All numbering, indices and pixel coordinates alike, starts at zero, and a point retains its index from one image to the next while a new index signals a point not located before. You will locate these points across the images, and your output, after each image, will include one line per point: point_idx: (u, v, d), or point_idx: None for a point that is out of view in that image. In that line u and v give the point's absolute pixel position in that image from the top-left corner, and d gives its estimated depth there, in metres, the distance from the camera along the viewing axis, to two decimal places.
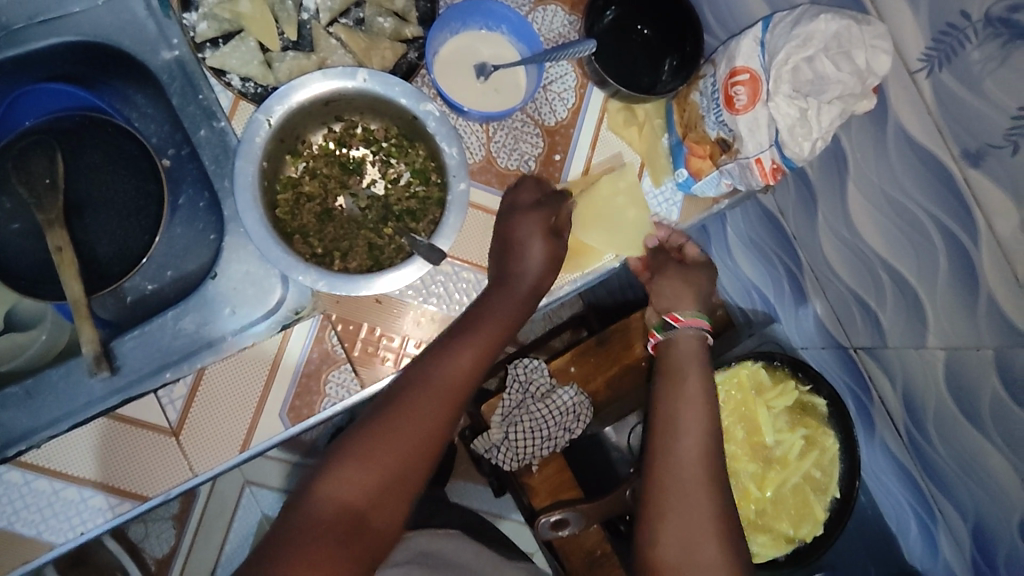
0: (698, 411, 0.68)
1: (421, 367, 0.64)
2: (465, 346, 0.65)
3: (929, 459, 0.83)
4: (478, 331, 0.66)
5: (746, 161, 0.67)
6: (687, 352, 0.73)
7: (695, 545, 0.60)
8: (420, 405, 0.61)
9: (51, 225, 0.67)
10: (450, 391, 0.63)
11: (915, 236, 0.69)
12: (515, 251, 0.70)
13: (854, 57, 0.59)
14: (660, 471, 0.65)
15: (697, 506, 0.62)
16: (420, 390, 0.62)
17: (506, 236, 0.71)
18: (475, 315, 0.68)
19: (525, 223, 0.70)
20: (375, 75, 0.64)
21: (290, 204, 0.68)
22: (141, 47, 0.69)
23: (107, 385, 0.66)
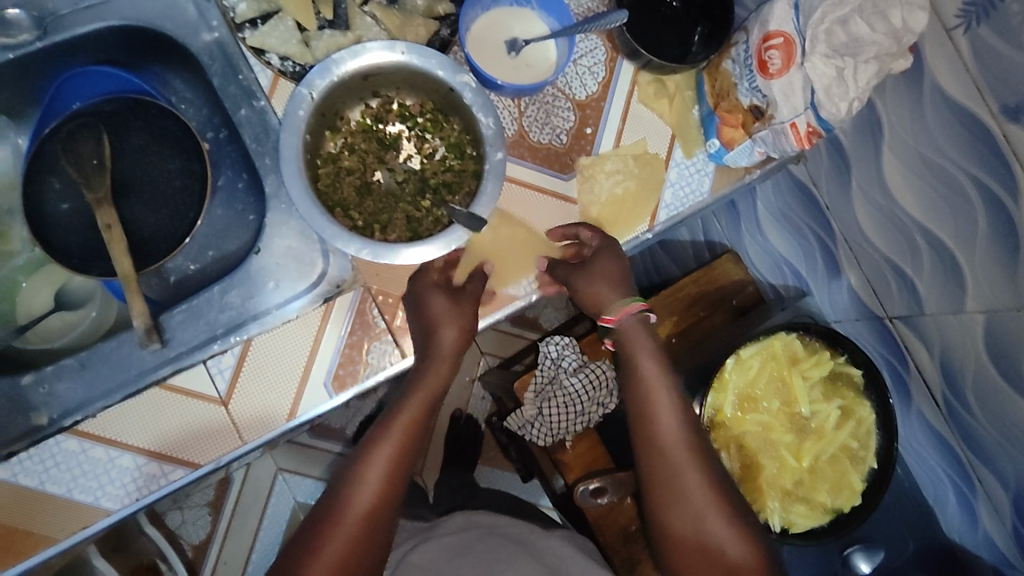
0: (673, 420, 0.72)
1: (336, 493, 0.67)
2: (374, 460, 0.67)
3: (967, 427, 0.82)
4: (387, 440, 0.68)
5: (781, 127, 0.67)
6: (639, 356, 0.73)
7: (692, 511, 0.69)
8: (330, 539, 0.64)
9: (99, 204, 0.69)
10: (363, 511, 0.66)
11: (953, 196, 0.69)
12: (432, 324, 0.68)
13: (890, 17, 0.60)
14: (662, 491, 0.71)
15: (707, 523, 0.69)
16: (329, 525, 0.65)
17: (416, 305, 0.69)
18: (386, 421, 0.69)
19: (436, 299, 0.69)
20: (413, 48, 0.65)
21: (330, 178, 0.70)
22: (183, 30, 0.72)
23: (158, 356, 0.68)
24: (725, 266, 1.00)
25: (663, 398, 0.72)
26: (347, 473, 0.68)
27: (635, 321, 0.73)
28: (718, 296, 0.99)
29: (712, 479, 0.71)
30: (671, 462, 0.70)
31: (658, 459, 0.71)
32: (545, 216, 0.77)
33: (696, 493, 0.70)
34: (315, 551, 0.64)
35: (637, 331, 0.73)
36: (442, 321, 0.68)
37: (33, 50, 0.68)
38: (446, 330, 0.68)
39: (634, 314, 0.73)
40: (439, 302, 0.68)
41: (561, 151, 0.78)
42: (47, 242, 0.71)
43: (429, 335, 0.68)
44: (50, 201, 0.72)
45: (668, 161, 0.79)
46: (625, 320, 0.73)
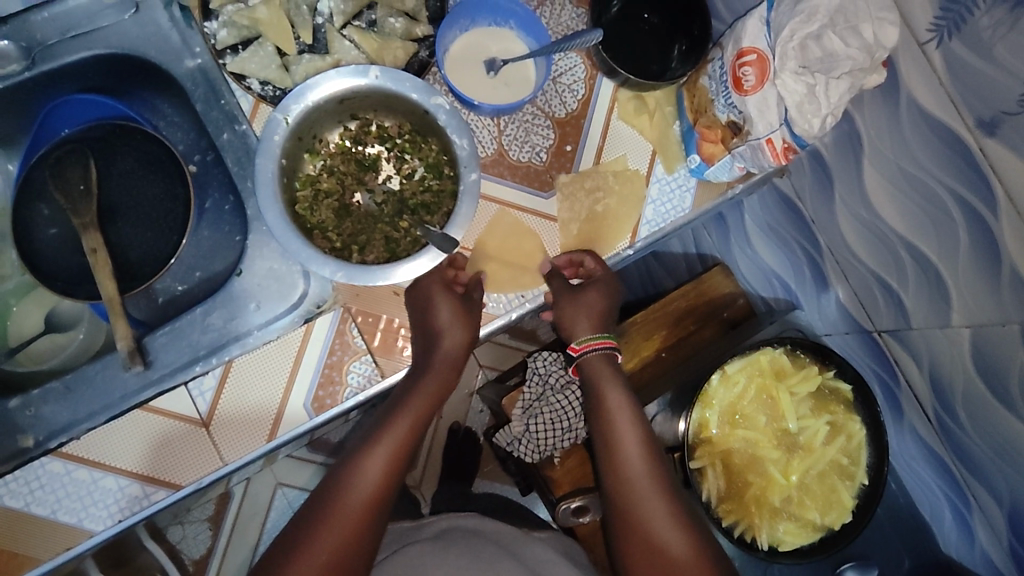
0: (634, 439, 0.74)
1: (337, 477, 0.68)
2: (378, 451, 0.68)
3: (960, 442, 0.81)
4: (389, 431, 0.69)
5: (757, 142, 0.67)
6: (600, 379, 0.76)
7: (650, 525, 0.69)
8: (332, 522, 0.64)
9: (85, 229, 0.71)
10: (357, 509, 0.65)
11: (933, 211, 0.68)
12: (433, 329, 0.70)
13: (862, 31, 0.59)
14: (619, 508, 0.71)
15: (665, 536, 0.69)
16: (326, 518, 0.64)
17: (421, 309, 0.71)
18: (391, 411, 0.70)
19: (443, 305, 0.70)
20: (387, 72, 0.66)
21: (308, 201, 0.71)
22: (166, 57, 0.74)
23: (141, 378, 0.69)
24: (714, 279, 0.99)
25: (621, 418, 0.74)
26: (349, 459, 0.69)
27: (593, 355, 0.77)
28: (709, 309, 0.98)
29: (671, 496, 0.71)
30: (628, 476, 0.72)
31: (617, 477, 0.72)
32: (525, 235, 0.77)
33: (653, 510, 0.70)
34: (301, 549, 0.62)
35: (595, 363, 0.77)
36: (446, 326, 0.70)
37: (21, 80, 0.71)
38: (448, 336, 0.70)
39: (602, 349, 0.77)
40: (446, 308, 0.70)
41: (541, 169, 0.78)
42: (36, 267, 0.72)
43: (432, 341, 0.71)
44: (39, 227, 0.74)
45: (648, 177, 0.80)
46: (588, 353, 0.78)
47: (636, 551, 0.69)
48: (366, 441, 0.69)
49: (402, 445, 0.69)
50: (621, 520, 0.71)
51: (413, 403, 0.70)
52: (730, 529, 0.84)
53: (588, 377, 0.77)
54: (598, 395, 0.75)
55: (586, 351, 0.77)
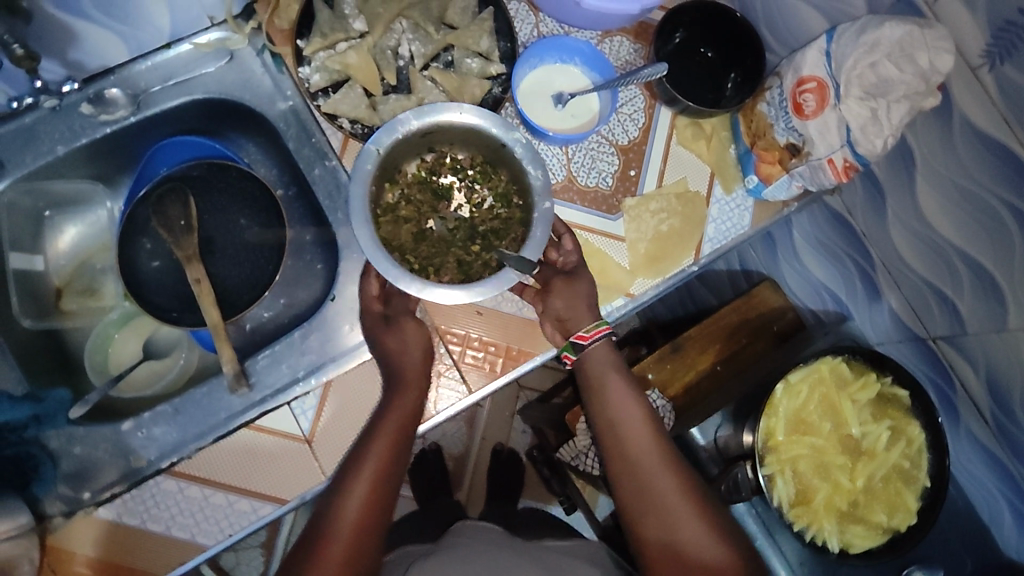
0: (641, 426, 0.73)
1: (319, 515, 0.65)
2: (354, 482, 0.66)
3: (1020, 442, 0.84)
4: (364, 464, 0.66)
5: (818, 162, 0.72)
6: (606, 381, 0.75)
7: (670, 520, 0.69)
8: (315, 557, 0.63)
9: (189, 260, 0.76)
10: (345, 539, 0.64)
11: (988, 220, 0.72)
12: (394, 355, 0.70)
13: (917, 59, 0.64)
14: (635, 502, 0.71)
15: (688, 526, 0.69)
16: (317, 550, 0.63)
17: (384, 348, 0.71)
18: (358, 453, 0.67)
19: (409, 329, 0.72)
20: (473, 110, 0.70)
21: (390, 226, 0.75)
22: (259, 100, 0.80)
23: (245, 400, 0.73)
24: (764, 293, 1.05)
25: (632, 427, 0.73)
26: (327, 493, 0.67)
27: (599, 345, 0.75)
28: (760, 322, 1.04)
29: (687, 484, 0.71)
30: (641, 466, 0.71)
31: (641, 492, 0.70)
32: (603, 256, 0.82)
33: (687, 527, 0.69)
34: None
35: (600, 355, 0.75)
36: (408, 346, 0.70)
37: (127, 124, 0.76)
38: (412, 354, 0.70)
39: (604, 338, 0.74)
40: (412, 345, 0.71)
41: (608, 193, 0.83)
42: (141, 297, 0.77)
43: (394, 372, 0.70)
44: (142, 260, 0.79)
45: (708, 198, 0.84)
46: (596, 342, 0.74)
47: (666, 552, 0.69)
48: (340, 474, 0.67)
49: (380, 475, 0.67)
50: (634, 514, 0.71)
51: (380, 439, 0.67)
52: (800, 533, 0.87)
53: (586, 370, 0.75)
54: (607, 403, 0.74)
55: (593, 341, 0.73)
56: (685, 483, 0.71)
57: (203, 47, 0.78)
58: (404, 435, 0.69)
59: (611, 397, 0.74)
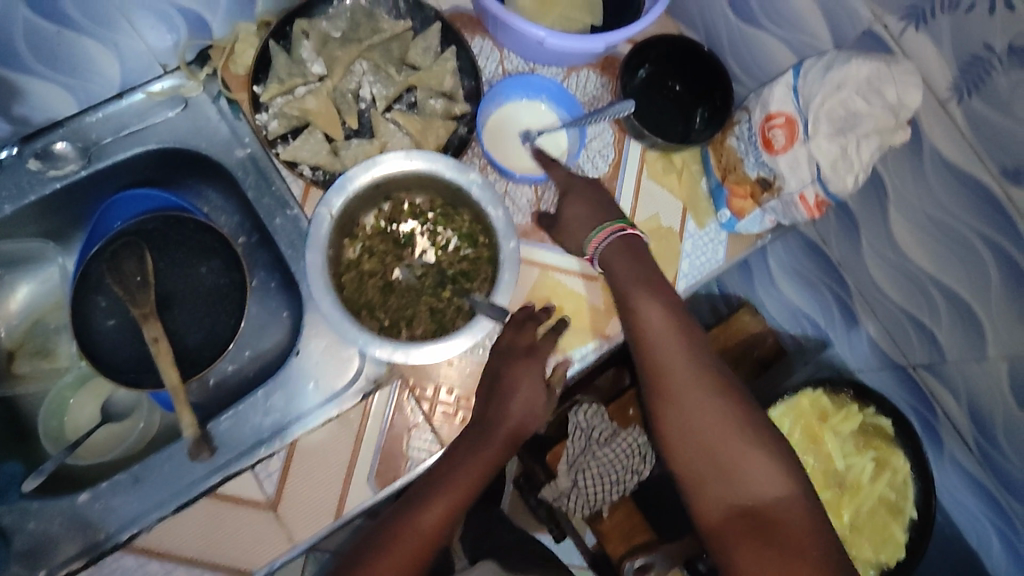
0: (659, 317, 0.71)
1: (391, 520, 0.65)
2: (433, 502, 0.65)
3: (1005, 470, 0.82)
4: (451, 477, 0.66)
5: (790, 198, 0.71)
6: (630, 281, 0.72)
7: (728, 463, 0.67)
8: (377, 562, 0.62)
9: (145, 318, 0.73)
10: (413, 548, 0.63)
11: (963, 252, 0.71)
12: (501, 403, 0.69)
13: (885, 93, 0.62)
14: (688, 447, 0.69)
15: (749, 470, 0.66)
16: (388, 542, 0.64)
17: (495, 378, 0.71)
18: (452, 463, 0.67)
19: (522, 387, 0.70)
20: (421, 155, 0.69)
21: (354, 283, 0.71)
22: (216, 148, 0.77)
23: (208, 466, 0.69)
24: (742, 320, 1.04)
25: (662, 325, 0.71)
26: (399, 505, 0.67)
27: (615, 241, 0.74)
28: (741, 349, 1.02)
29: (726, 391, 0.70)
30: (691, 409, 0.68)
31: (698, 441, 0.68)
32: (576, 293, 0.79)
33: (711, 421, 0.68)
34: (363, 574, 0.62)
35: (620, 257, 0.73)
36: (518, 401, 0.69)
37: (77, 178, 0.73)
38: (515, 407, 0.69)
39: (616, 237, 0.74)
40: (523, 387, 0.70)
41: None
42: (95, 360, 0.73)
43: (493, 415, 0.69)
44: (97, 318, 0.75)
45: (681, 233, 0.83)
46: (604, 248, 0.74)
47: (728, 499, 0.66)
48: (420, 492, 0.66)
49: (454, 504, 0.65)
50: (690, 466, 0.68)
51: (480, 457, 0.67)
52: None
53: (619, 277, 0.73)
54: (650, 341, 0.71)
55: (600, 248, 0.74)
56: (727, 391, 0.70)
57: (156, 96, 0.75)
58: (501, 457, 0.68)
59: (653, 330, 0.70)
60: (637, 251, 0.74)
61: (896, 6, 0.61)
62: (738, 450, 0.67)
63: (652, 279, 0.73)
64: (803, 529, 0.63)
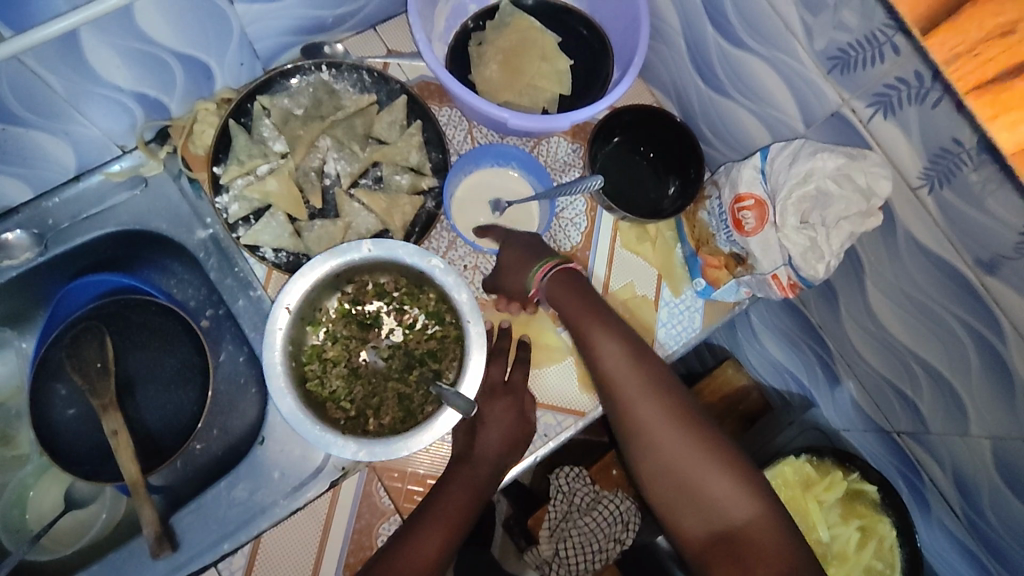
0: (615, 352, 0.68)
1: (389, 557, 0.63)
2: (429, 530, 0.65)
3: (993, 541, 0.80)
4: (440, 503, 0.66)
5: (763, 277, 0.69)
6: (570, 314, 0.70)
7: (698, 492, 0.67)
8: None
9: (105, 409, 0.71)
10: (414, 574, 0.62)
11: (941, 331, 0.69)
12: (476, 437, 0.70)
13: (855, 178, 0.60)
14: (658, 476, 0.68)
15: (717, 496, 0.66)
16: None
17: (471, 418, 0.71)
18: (437, 492, 0.68)
19: (500, 403, 0.71)
20: (378, 244, 0.67)
21: (317, 373, 0.70)
22: (177, 228, 0.76)
23: (169, 563, 0.68)
24: (726, 372, 1.04)
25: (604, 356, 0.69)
26: (391, 542, 0.64)
27: (556, 274, 0.70)
28: (724, 406, 1.04)
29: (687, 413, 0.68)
30: (657, 441, 0.68)
31: (668, 470, 0.67)
32: (555, 362, 0.77)
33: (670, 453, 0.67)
34: None
35: (562, 296, 0.70)
36: (492, 427, 0.70)
37: (35, 266, 0.72)
38: (490, 434, 0.70)
39: (553, 283, 0.70)
40: (494, 419, 0.70)
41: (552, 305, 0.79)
42: (54, 451, 0.72)
43: (466, 449, 0.70)
44: (56, 408, 0.74)
45: (657, 301, 0.81)
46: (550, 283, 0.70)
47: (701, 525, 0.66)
48: (410, 524, 0.66)
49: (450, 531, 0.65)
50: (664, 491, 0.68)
51: (463, 483, 0.68)
52: None
53: (571, 316, 0.70)
54: (608, 380, 0.69)
55: (548, 296, 0.71)
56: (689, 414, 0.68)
57: (115, 176, 0.74)
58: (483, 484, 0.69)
59: (609, 368, 0.68)
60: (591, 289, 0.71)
61: (863, 93, 0.60)
62: (707, 478, 0.66)
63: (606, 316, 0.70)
64: (779, 546, 0.64)
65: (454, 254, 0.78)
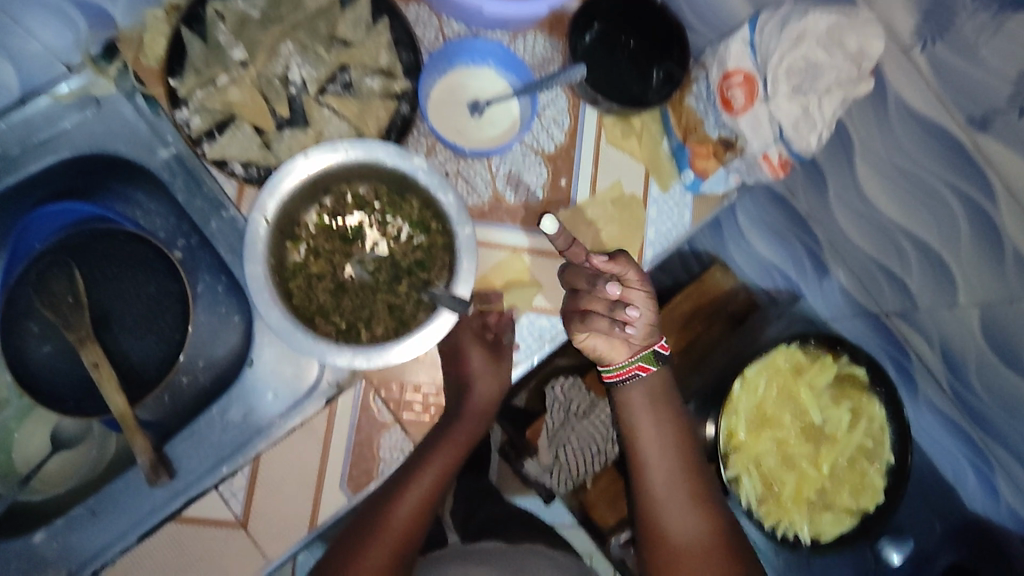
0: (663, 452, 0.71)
1: (372, 508, 0.65)
2: (410, 487, 0.65)
3: (978, 411, 0.83)
4: (425, 464, 0.66)
5: (754, 158, 0.69)
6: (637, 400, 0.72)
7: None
8: (365, 555, 0.62)
9: (82, 342, 0.69)
10: (391, 535, 0.63)
11: (933, 203, 0.69)
12: (466, 379, 0.70)
13: (846, 44, 0.59)
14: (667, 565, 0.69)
15: None
16: (369, 534, 0.63)
17: (453, 357, 0.71)
18: (425, 448, 0.67)
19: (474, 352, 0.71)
20: (356, 144, 0.64)
21: (303, 289, 0.67)
22: (137, 148, 0.71)
23: (168, 490, 0.67)
24: (713, 276, 0.94)
25: (661, 453, 0.71)
26: (380, 492, 0.66)
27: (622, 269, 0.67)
28: (714, 308, 0.94)
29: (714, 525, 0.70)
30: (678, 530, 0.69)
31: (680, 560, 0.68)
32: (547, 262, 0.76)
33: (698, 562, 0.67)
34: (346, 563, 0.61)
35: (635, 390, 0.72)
36: (477, 376, 0.70)
37: None
38: (479, 386, 0.69)
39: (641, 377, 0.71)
40: (476, 357, 0.70)
41: (539, 207, 0.76)
42: (34, 390, 0.70)
43: (461, 393, 0.70)
44: (31, 346, 0.70)
45: (646, 199, 0.78)
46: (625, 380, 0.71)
47: None
48: (396, 478, 0.66)
49: (432, 491, 0.65)
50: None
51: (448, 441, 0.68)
52: (773, 531, 0.85)
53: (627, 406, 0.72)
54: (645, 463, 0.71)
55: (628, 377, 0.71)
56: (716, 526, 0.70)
57: (64, 98, 0.69)
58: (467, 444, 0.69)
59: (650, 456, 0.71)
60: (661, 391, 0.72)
61: None
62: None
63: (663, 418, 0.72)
64: None
65: (435, 159, 0.74)
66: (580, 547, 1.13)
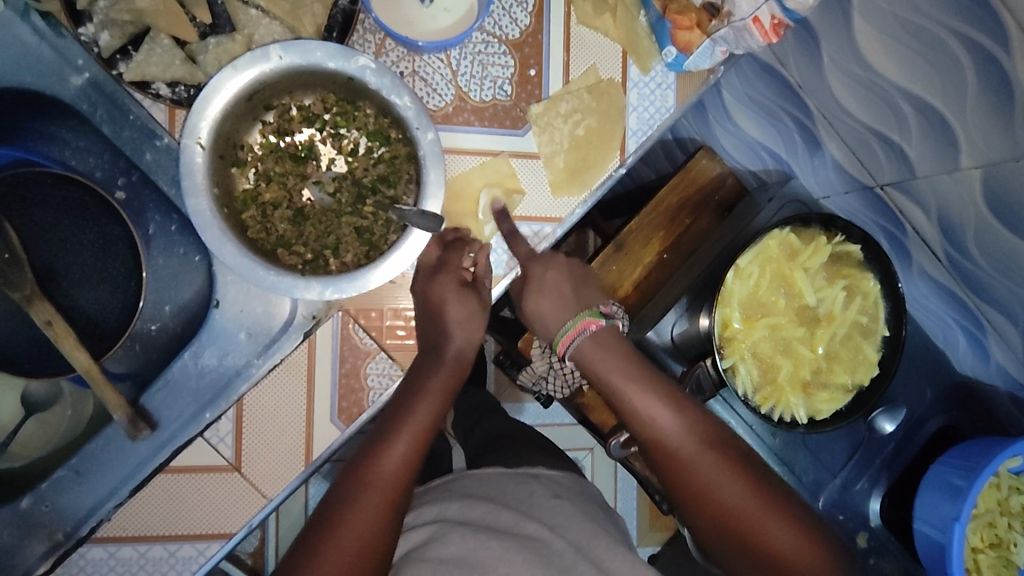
0: (652, 401, 0.65)
1: (358, 462, 0.58)
2: (398, 436, 0.59)
3: (973, 275, 0.81)
4: (411, 411, 0.60)
5: (743, 24, 0.61)
6: (620, 384, 0.65)
7: (735, 513, 0.61)
8: (355, 507, 0.55)
9: (30, 301, 0.63)
10: (385, 486, 0.56)
11: (937, 56, 0.65)
12: (441, 327, 0.64)
13: None
14: (692, 501, 0.62)
15: (759, 521, 0.60)
16: (356, 489, 0.56)
17: (428, 306, 0.64)
18: (408, 395, 0.62)
19: (446, 287, 0.64)
20: (289, 48, 0.56)
21: (258, 220, 0.62)
22: (46, 79, 0.62)
23: (152, 443, 0.66)
24: (699, 163, 0.91)
25: (648, 398, 0.65)
26: (366, 447, 0.59)
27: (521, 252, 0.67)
28: (701, 198, 0.91)
29: (727, 457, 0.63)
30: (692, 466, 0.62)
31: (698, 493, 0.62)
32: (521, 164, 0.69)
33: (719, 492, 0.61)
34: (335, 521, 0.54)
35: (591, 353, 0.67)
36: (456, 326, 0.64)
37: None
38: (451, 308, 0.64)
39: (587, 334, 0.67)
40: (454, 304, 0.64)
41: (508, 104, 0.69)
42: None
43: (436, 340, 0.64)
44: None
45: (625, 83, 0.71)
46: (578, 344, 0.68)
47: (741, 550, 0.61)
48: (380, 430, 0.60)
49: (420, 435, 0.60)
50: (698, 512, 0.62)
51: (433, 385, 0.62)
52: (769, 413, 0.82)
53: (593, 362, 0.67)
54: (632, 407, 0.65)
55: (574, 342, 0.67)
56: (728, 457, 0.63)
57: None
58: (451, 387, 0.64)
59: (636, 404, 0.65)
60: (618, 348, 0.67)
61: None
62: (744, 501, 0.61)
63: (638, 365, 0.66)
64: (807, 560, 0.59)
65: (386, 58, 0.66)
66: (563, 443, 1.14)
